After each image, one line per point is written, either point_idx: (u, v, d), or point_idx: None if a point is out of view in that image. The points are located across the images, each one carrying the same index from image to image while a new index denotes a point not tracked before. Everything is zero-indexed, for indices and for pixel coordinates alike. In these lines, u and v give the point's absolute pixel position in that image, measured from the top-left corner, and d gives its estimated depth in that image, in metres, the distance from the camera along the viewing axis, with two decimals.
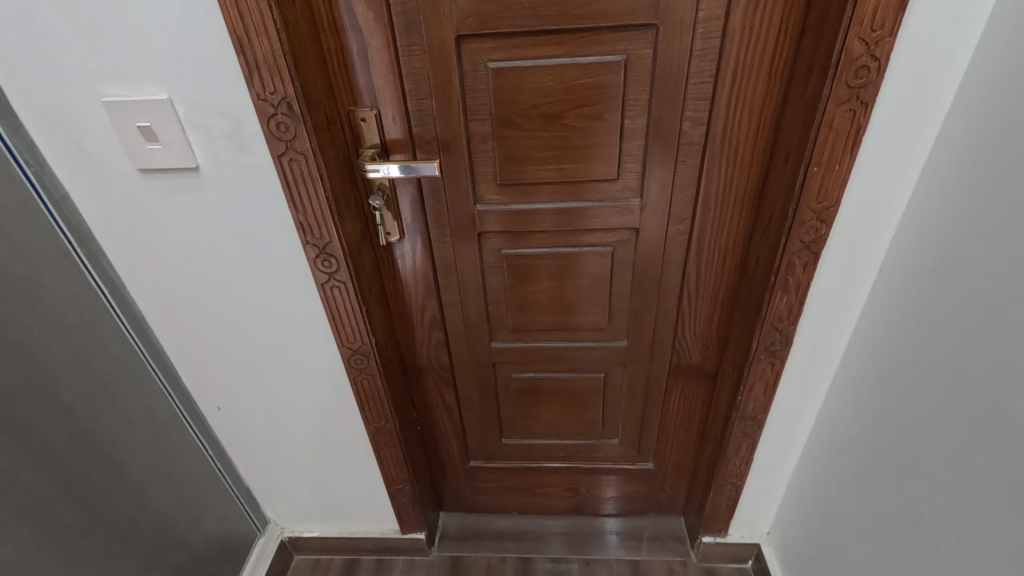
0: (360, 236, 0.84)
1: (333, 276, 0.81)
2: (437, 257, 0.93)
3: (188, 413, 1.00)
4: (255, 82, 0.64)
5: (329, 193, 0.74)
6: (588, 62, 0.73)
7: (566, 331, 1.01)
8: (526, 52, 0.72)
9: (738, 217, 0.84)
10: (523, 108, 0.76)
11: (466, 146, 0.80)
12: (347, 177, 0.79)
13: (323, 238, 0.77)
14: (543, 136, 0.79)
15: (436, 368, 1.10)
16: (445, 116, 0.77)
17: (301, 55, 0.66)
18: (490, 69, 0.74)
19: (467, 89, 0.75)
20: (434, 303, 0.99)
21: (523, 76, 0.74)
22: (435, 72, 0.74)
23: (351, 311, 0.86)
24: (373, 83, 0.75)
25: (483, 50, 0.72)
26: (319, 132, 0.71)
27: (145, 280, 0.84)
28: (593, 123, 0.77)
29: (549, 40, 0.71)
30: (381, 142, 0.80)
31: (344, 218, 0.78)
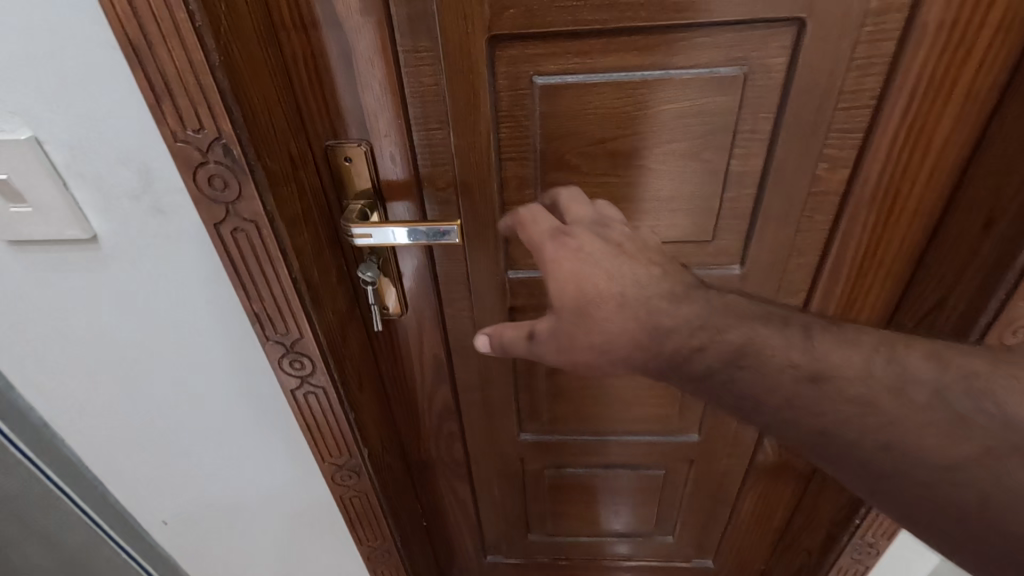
0: (345, 319, 0.60)
1: (306, 380, 0.57)
2: (451, 336, 0.68)
3: (121, 537, 0.75)
4: (165, 115, 0.39)
5: (297, 274, 0.49)
6: (688, 76, 0.48)
7: (620, 424, 0.79)
8: (595, 61, 0.48)
9: (877, 299, 0.59)
10: (583, 142, 0.52)
11: (497, 196, 0.55)
12: (326, 239, 0.55)
13: (291, 333, 0.53)
14: (611, 183, 0.54)
15: (448, 461, 0.85)
16: (469, 153, 0.52)
17: (246, 69, 0.41)
18: (537, 86, 0.49)
19: (502, 114, 0.51)
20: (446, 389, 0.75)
21: (587, 97, 0.49)
22: (455, 92, 0.49)
23: (334, 421, 0.61)
24: (363, 106, 0.50)
25: (528, 58, 0.48)
26: (280, 185, 0.46)
27: (39, 379, 0.60)
28: (687, 164, 0.52)
29: (630, 43, 0.47)
30: (375, 189, 0.55)
31: (321, 301, 0.54)
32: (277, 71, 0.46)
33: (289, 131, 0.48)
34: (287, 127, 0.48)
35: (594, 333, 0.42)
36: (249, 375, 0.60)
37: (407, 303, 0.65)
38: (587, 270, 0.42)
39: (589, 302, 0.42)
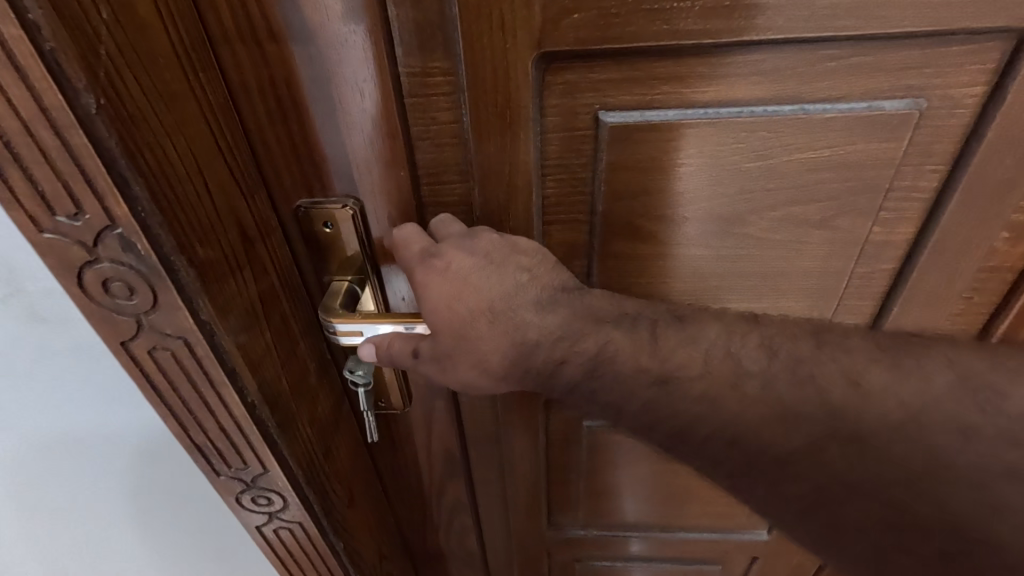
0: (330, 426, 0.44)
1: (275, 516, 0.42)
2: (469, 429, 0.53)
3: None
4: (19, 193, 0.24)
5: (257, 396, 0.34)
6: (838, 114, 0.32)
7: (674, 520, 0.65)
8: (696, 92, 0.32)
9: None
10: (665, 203, 0.36)
11: None
12: (301, 330, 0.40)
13: (252, 467, 0.38)
14: (699, 256, 0.38)
15: (461, 561, 0.70)
16: (499, 216, 0.37)
17: (160, 113, 0.26)
18: (604, 127, 0.33)
19: (549, 164, 0.35)
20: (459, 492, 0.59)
21: (679, 143, 0.33)
22: (484, 134, 0.33)
23: (316, 559, 0.46)
24: (348, 154, 0.34)
25: (594, 86, 0.32)
26: (225, 279, 0.31)
27: None
28: (812, 234, 0.37)
29: (752, 66, 0.31)
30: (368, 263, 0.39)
31: (295, 419, 0.38)
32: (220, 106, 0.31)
33: (242, 193, 0.32)
34: (240, 187, 0.32)
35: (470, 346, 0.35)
36: (192, 515, 0.44)
37: (412, 395, 0.49)
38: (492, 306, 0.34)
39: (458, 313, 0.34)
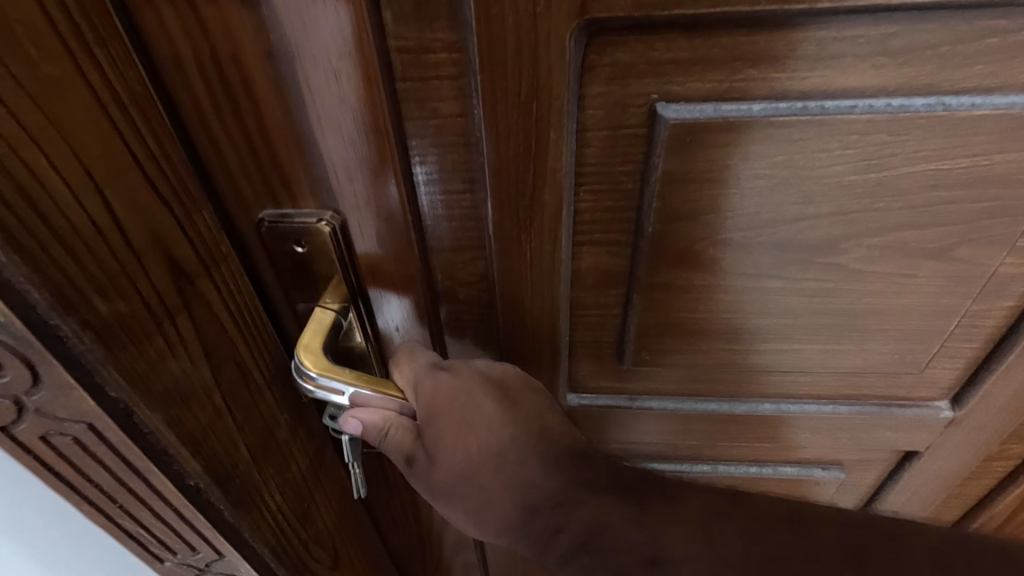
0: (317, 488, 0.36)
1: None
2: None
3: None
4: None
5: (203, 480, 0.27)
6: (987, 114, 0.23)
7: None
8: (796, 78, 0.23)
9: None
10: (736, 225, 0.28)
11: (563, 298, 0.32)
12: (280, 381, 0.32)
13: (203, 553, 0.30)
14: (771, 288, 0.30)
15: None
16: (518, 237, 0.29)
17: (21, 117, 0.18)
18: (663, 126, 0.25)
19: (586, 172, 0.27)
20: (463, 532, 0.52)
21: (762, 148, 0.25)
22: (500, 135, 0.25)
23: None
24: (321, 157, 0.26)
25: (653, 70, 0.23)
26: (145, 337, 0.23)
27: None
28: (924, 266, 0.28)
29: (876, 44, 0.22)
30: (356, 293, 0.31)
31: (265, 493, 0.31)
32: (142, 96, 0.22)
33: (182, 217, 0.24)
34: (179, 208, 0.24)
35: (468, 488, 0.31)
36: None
37: None
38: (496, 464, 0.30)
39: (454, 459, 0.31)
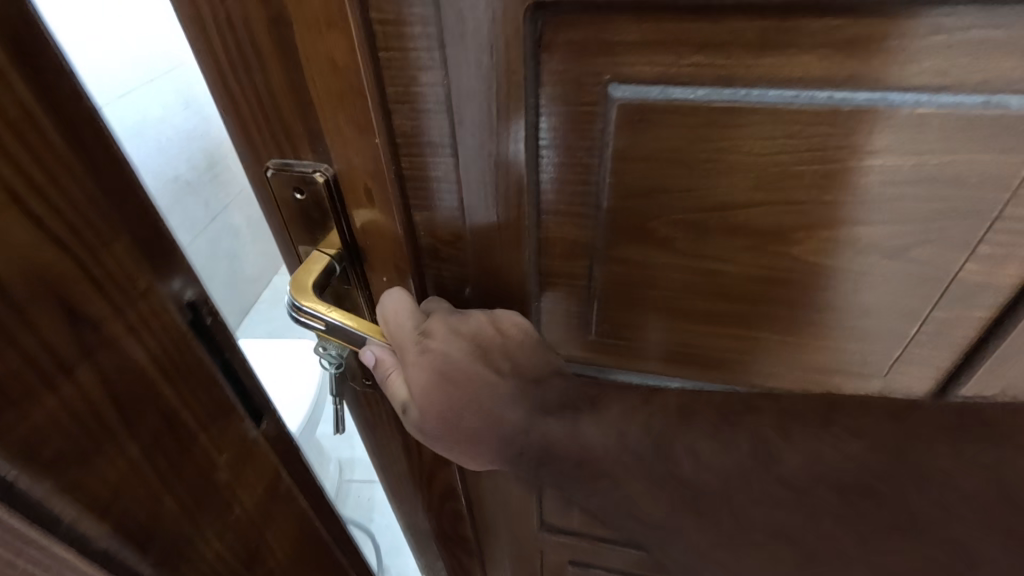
0: (280, 537, 0.31)
1: None
2: None
3: None
4: None
5: (119, 551, 0.22)
6: (937, 111, 0.23)
7: None
8: (742, 66, 0.24)
9: None
10: (691, 204, 0.29)
11: (531, 263, 0.34)
12: (225, 417, 0.26)
13: None
14: (727, 273, 0.31)
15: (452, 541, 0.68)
16: (486, 201, 0.31)
17: None
18: (616, 106, 0.26)
19: (548, 145, 0.29)
20: (449, 480, 0.56)
21: (710, 132, 0.26)
22: (466, 104, 0.27)
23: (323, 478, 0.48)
24: (314, 114, 0.29)
25: (606, 48, 0.25)
26: (43, 395, 0.18)
27: None
28: (880, 265, 0.29)
29: (821, 37, 0.22)
30: (349, 247, 0.35)
31: (201, 554, 0.26)
32: (10, 73, 0.16)
33: (81, 249, 0.19)
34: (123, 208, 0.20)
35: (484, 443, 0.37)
36: None
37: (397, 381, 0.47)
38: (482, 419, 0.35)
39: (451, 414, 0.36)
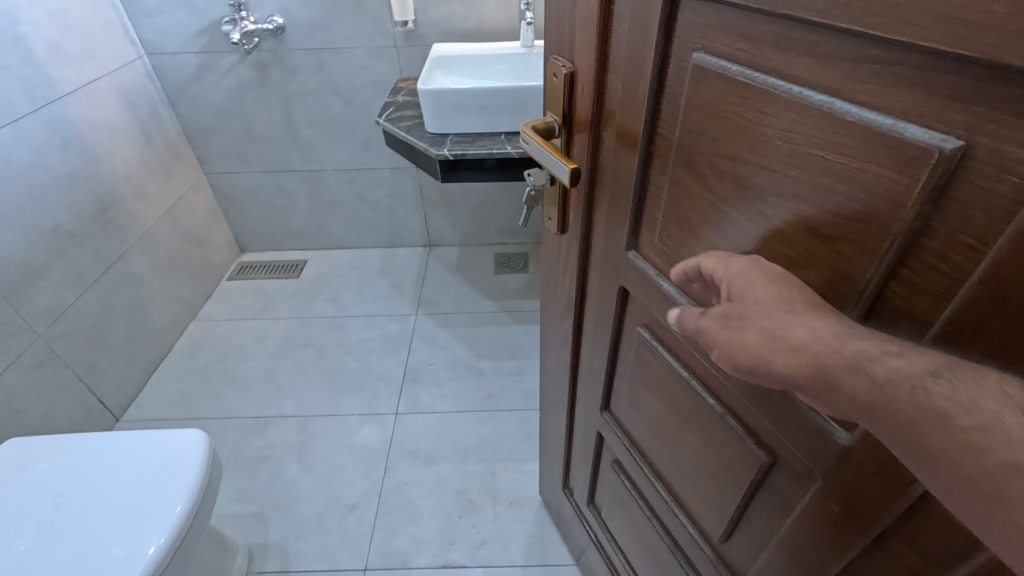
0: None
1: None
2: (608, 230, 0.86)
3: None
4: None
5: None
6: (869, 119, 0.43)
7: (670, 370, 0.83)
8: (755, 53, 0.52)
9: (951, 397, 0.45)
10: (726, 122, 0.58)
11: (648, 138, 0.70)
12: None
13: None
14: (736, 168, 0.59)
15: (576, 326, 1.09)
16: (632, 92, 0.69)
17: None
18: (696, 61, 0.58)
19: (667, 73, 0.63)
20: (589, 264, 0.96)
21: (738, 81, 0.54)
22: (631, 40, 0.65)
23: (560, 207, 0.95)
24: (580, 46, 0.75)
25: (700, 25, 0.57)
26: None
27: None
28: (799, 181, 0.52)
29: (777, 39, 0.49)
30: (568, 117, 0.84)
31: None
32: None
33: None
34: None
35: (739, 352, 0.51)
36: None
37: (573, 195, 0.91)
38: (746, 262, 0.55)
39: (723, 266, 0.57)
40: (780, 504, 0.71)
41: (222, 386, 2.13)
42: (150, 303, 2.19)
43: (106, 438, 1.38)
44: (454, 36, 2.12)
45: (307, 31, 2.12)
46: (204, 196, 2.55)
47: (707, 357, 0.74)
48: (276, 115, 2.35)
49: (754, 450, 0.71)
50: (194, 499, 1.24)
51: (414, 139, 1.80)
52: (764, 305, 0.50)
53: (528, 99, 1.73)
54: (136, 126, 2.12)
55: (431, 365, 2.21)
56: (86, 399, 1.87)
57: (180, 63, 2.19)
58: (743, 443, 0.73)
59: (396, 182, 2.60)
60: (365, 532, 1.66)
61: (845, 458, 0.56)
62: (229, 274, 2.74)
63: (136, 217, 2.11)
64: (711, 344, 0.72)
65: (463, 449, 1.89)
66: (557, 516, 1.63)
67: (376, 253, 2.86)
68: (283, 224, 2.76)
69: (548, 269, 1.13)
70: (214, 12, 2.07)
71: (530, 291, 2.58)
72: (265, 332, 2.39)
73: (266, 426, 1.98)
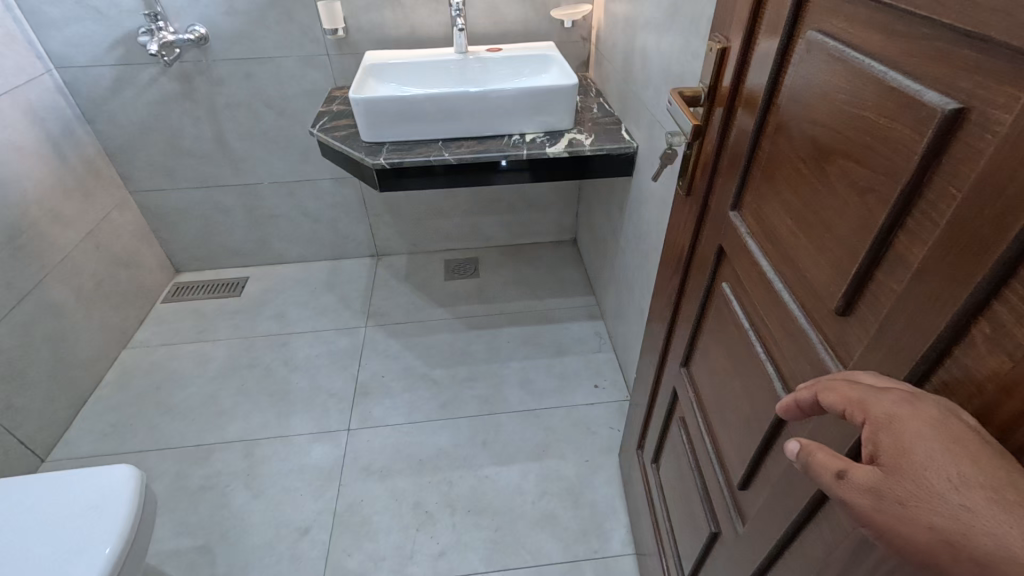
0: None
1: None
2: (718, 193, 0.91)
3: None
4: None
5: None
6: (904, 86, 0.48)
7: (736, 323, 0.87)
8: (846, 31, 0.57)
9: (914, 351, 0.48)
10: (817, 92, 0.62)
11: (764, 108, 0.75)
12: None
13: None
14: (814, 135, 0.63)
15: (678, 286, 1.13)
16: (762, 64, 0.74)
17: None
18: (809, 37, 0.63)
19: (789, 48, 0.68)
20: (701, 226, 1.00)
21: (828, 55, 0.60)
22: (771, 19, 0.71)
23: (692, 172, 1.01)
24: (733, 23, 0.82)
25: (818, 7, 0.62)
26: None
27: None
28: (856, 143, 0.56)
29: (867, 17, 0.54)
30: (710, 91, 0.91)
31: None
32: None
33: None
34: None
35: (911, 554, 0.41)
36: None
37: (701, 162, 0.97)
38: (901, 408, 0.43)
39: (862, 411, 0.46)
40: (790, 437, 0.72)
41: (159, 415, 2.03)
42: (73, 332, 2.05)
43: (25, 480, 1.28)
44: (388, 44, 2.10)
45: (231, 40, 2.04)
46: (131, 216, 2.41)
47: (763, 309, 0.78)
48: (204, 129, 2.26)
49: (779, 393, 0.74)
50: (125, 538, 1.17)
51: (350, 149, 1.76)
52: (935, 498, 0.39)
53: (459, 107, 1.73)
54: (47, 144, 1.98)
55: (383, 377, 2.17)
56: (5, 443, 1.72)
57: (94, 77, 2.06)
58: (774, 387, 0.76)
59: (337, 192, 2.54)
60: (319, 555, 1.61)
61: None
62: (163, 297, 2.60)
63: (53, 242, 1.98)
64: (766, 298, 0.76)
65: (419, 461, 1.86)
66: (626, 481, 1.70)
67: (321, 266, 2.79)
68: (218, 241, 2.64)
69: (671, 233, 1.18)
70: (128, 22, 1.96)
71: (482, 295, 2.58)
72: (204, 356, 2.28)
73: (209, 454, 1.89)
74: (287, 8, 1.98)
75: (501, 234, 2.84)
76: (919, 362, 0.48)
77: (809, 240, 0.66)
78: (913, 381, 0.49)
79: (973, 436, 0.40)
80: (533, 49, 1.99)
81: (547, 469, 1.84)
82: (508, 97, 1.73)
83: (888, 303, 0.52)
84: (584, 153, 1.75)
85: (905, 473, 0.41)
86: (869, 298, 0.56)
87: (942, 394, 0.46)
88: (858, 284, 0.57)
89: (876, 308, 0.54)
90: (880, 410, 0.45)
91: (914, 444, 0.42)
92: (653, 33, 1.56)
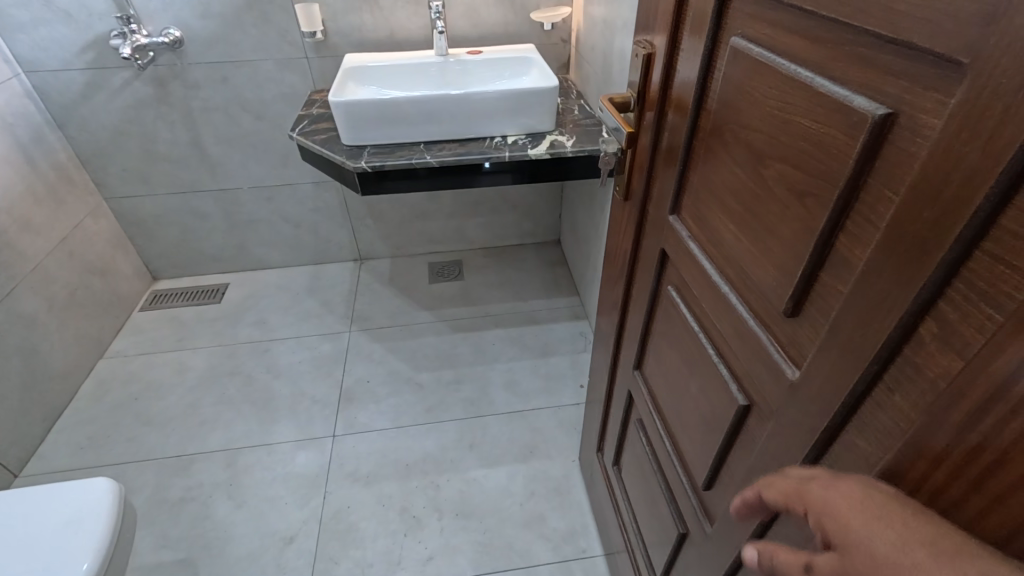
0: None
1: None
2: (657, 195, 0.92)
3: None
4: None
5: None
6: (835, 92, 0.49)
7: (686, 324, 0.88)
8: (769, 37, 0.59)
9: (867, 350, 0.49)
10: (748, 98, 0.63)
11: (695, 112, 0.76)
12: None
13: None
14: (749, 139, 0.64)
15: (624, 288, 1.14)
16: (690, 69, 0.75)
17: None
18: (733, 43, 0.65)
19: (716, 53, 0.69)
20: (641, 229, 1.01)
21: (755, 61, 0.61)
22: (693, 25, 0.73)
23: (628, 175, 1.02)
24: (656, 29, 0.83)
25: (739, 12, 0.63)
26: None
27: None
28: (790, 147, 0.57)
29: (787, 24, 0.55)
30: (640, 96, 0.93)
31: None
32: None
33: None
34: None
35: None
36: None
37: (637, 164, 0.98)
38: (827, 492, 0.47)
39: (802, 500, 0.49)
40: (750, 437, 0.73)
41: (138, 426, 1.99)
42: (47, 344, 2.00)
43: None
44: (366, 47, 2.08)
45: (207, 43, 2.01)
46: (105, 223, 2.36)
47: (711, 310, 0.79)
48: (180, 133, 2.22)
49: (734, 394, 0.75)
50: (103, 555, 1.14)
51: (330, 152, 1.75)
52: (877, 553, 0.40)
53: (443, 109, 1.73)
54: (15, 150, 1.93)
55: (368, 382, 2.15)
56: None
57: (64, 81, 2.01)
58: (729, 387, 0.76)
59: (318, 196, 2.52)
60: (305, 564, 1.59)
61: (797, 389, 0.60)
62: (140, 305, 2.55)
63: (23, 251, 1.92)
64: (714, 299, 0.77)
65: (405, 466, 1.85)
66: (588, 480, 1.70)
67: (301, 272, 2.76)
68: (197, 247, 2.60)
69: (610, 236, 1.19)
70: (99, 25, 1.91)
71: (465, 297, 2.58)
72: (183, 365, 2.24)
73: (190, 464, 1.86)
74: (263, 11, 1.96)
75: (483, 236, 2.84)
76: (873, 362, 0.49)
77: (753, 241, 0.67)
78: (867, 378, 0.50)
79: (898, 503, 0.43)
80: (513, 52, 2.00)
81: (534, 470, 1.84)
82: (489, 99, 1.73)
83: (838, 303, 0.53)
84: (565, 154, 1.76)
85: (849, 545, 0.43)
86: (817, 297, 0.57)
87: (895, 392, 0.47)
88: (805, 284, 0.58)
89: (824, 308, 0.56)
90: (816, 496, 0.48)
91: (849, 517, 0.44)
92: (631, 36, 1.58)
